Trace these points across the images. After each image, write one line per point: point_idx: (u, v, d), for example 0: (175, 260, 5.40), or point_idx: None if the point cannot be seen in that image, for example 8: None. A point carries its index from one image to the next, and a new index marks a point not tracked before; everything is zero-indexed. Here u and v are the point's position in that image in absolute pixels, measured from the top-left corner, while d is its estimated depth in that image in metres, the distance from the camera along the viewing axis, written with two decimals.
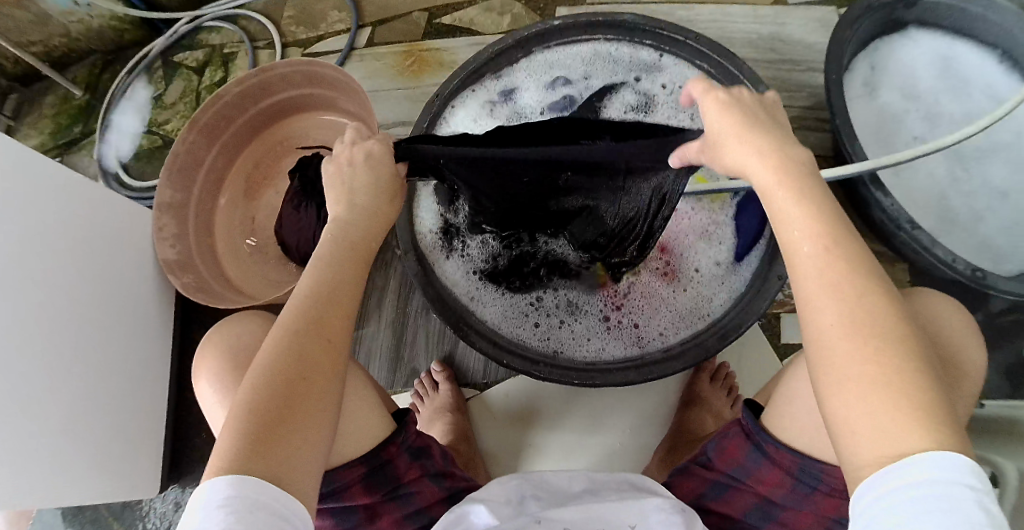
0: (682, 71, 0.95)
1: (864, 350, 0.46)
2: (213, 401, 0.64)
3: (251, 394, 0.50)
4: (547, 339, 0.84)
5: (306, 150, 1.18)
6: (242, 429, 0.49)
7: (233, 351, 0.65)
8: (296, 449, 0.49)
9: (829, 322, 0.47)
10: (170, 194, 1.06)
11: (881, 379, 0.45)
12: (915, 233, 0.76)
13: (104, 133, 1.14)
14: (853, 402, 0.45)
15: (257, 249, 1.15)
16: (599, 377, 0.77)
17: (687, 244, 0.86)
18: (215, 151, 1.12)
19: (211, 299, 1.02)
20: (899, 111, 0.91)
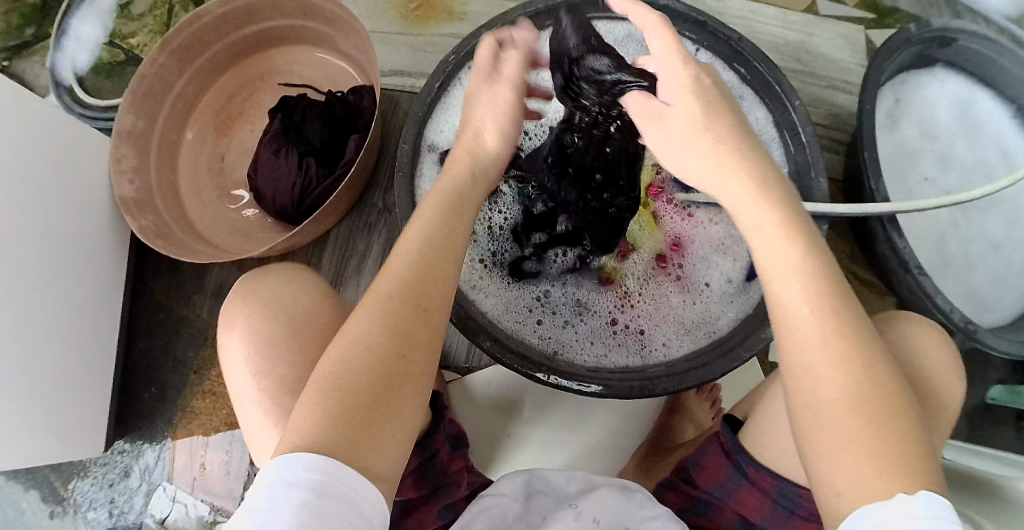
0: (718, 69, 0.89)
1: (843, 391, 0.47)
2: (241, 352, 0.64)
3: (346, 367, 0.49)
4: (549, 338, 0.81)
5: (290, 88, 1.06)
6: (325, 404, 0.47)
7: (270, 308, 0.65)
8: (381, 433, 0.48)
9: (820, 364, 0.48)
10: (132, 120, 0.94)
11: (865, 425, 0.47)
12: (922, 279, 0.78)
13: (58, 39, 1.00)
14: (841, 442, 0.47)
15: (223, 192, 1.03)
16: (596, 385, 0.74)
17: (698, 255, 0.85)
18: (187, 77, 1.00)
19: (172, 246, 0.91)
20: (915, 148, 0.91)
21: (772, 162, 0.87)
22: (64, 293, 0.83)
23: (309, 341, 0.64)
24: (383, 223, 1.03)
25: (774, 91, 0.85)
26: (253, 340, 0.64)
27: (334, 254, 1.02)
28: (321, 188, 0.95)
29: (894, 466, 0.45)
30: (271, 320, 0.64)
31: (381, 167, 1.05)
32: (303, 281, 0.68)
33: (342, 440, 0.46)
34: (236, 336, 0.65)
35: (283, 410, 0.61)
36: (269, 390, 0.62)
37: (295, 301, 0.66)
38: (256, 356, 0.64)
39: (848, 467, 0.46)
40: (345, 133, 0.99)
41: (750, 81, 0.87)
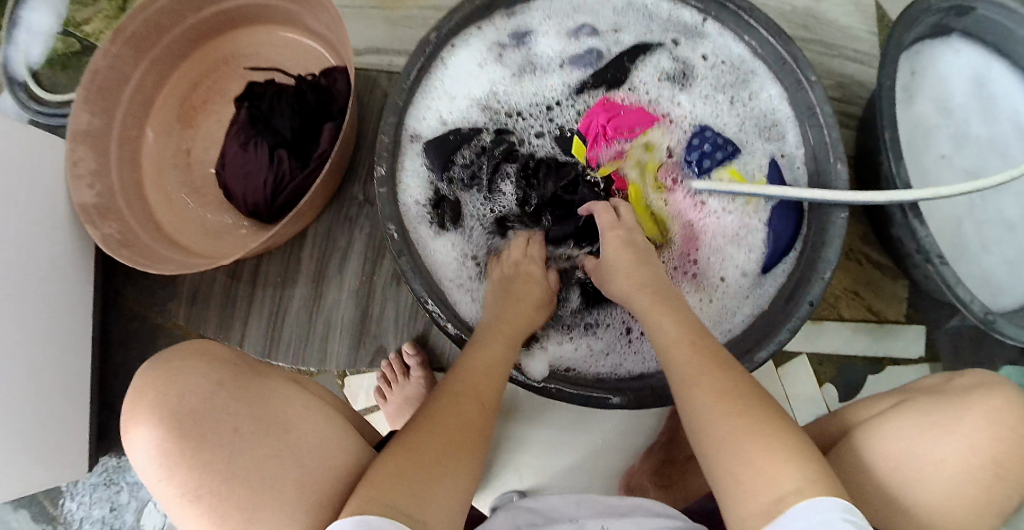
0: (727, 41, 0.84)
1: (732, 419, 0.55)
2: (151, 462, 0.56)
3: (410, 444, 0.57)
4: (558, 346, 0.78)
5: (257, 73, 0.97)
6: (385, 473, 0.54)
7: (170, 408, 0.57)
8: (428, 497, 0.53)
9: (699, 386, 0.58)
10: (87, 119, 0.86)
11: (758, 436, 0.53)
12: (943, 268, 0.73)
13: (9, 31, 0.95)
14: (725, 447, 0.54)
15: (191, 190, 0.95)
16: (612, 395, 0.70)
17: (712, 249, 0.81)
18: (145, 67, 0.92)
19: (138, 255, 0.84)
20: (929, 125, 0.85)
21: (784, 143, 0.82)
22: (24, 315, 0.78)
23: (226, 425, 0.57)
24: (365, 211, 0.91)
25: (788, 68, 0.78)
26: (165, 443, 0.56)
27: (313, 251, 0.91)
28: (296, 182, 0.86)
29: (785, 459, 0.52)
30: (176, 419, 0.56)
31: (360, 155, 0.93)
32: (204, 360, 0.61)
33: (406, 496, 0.52)
34: (139, 443, 0.57)
35: (209, 509, 0.55)
36: (204, 489, 0.55)
37: (197, 386, 0.58)
38: (171, 462, 0.56)
39: (735, 470, 0.53)
40: (318, 121, 0.89)
41: (761, 55, 0.81)
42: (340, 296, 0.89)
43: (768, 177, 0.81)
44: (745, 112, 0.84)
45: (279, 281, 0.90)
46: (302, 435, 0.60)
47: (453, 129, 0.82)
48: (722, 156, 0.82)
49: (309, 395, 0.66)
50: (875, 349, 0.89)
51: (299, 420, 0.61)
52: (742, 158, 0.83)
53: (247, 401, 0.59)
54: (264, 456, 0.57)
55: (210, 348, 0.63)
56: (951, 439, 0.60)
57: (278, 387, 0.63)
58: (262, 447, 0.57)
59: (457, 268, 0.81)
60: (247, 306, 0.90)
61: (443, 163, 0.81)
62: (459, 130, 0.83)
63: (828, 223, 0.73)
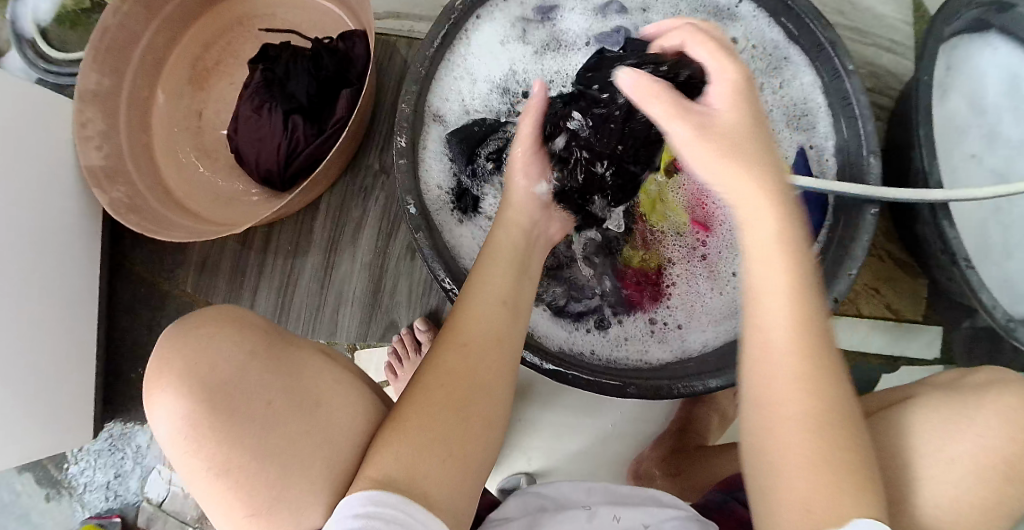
0: (761, 25, 0.82)
1: (802, 403, 0.50)
2: (179, 432, 0.57)
3: (423, 416, 0.56)
4: (577, 335, 0.77)
5: (272, 36, 0.94)
6: (396, 452, 0.54)
7: (202, 379, 0.57)
8: (438, 476, 0.55)
9: (777, 378, 0.51)
10: (96, 79, 0.83)
11: (817, 458, 0.49)
12: (970, 272, 0.73)
13: None
14: (788, 467, 0.49)
15: (201, 154, 0.92)
16: (631, 384, 0.68)
17: (724, 248, 0.80)
18: (156, 27, 0.88)
19: (147, 220, 0.82)
20: (961, 122, 0.84)
21: (814, 132, 0.80)
22: (28, 279, 0.76)
23: (258, 397, 0.58)
24: (379, 186, 0.89)
25: (826, 54, 0.75)
26: (197, 413, 0.57)
27: (326, 220, 0.88)
28: (310, 150, 0.83)
29: (845, 502, 0.47)
30: (207, 389, 0.57)
31: (377, 125, 0.90)
32: (236, 330, 0.61)
33: (400, 467, 0.54)
34: (165, 412, 0.57)
35: (245, 474, 0.57)
36: (235, 463, 0.57)
37: (228, 358, 0.59)
38: (202, 434, 0.57)
39: (784, 487, 0.49)
40: (335, 88, 0.85)
41: (797, 40, 0.79)
42: (353, 268, 0.87)
43: (793, 166, 0.80)
44: (775, 101, 0.82)
45: (292, 249, 0.88)
46: (331, 411, 0.62)
47: (476, 121, 0.81)
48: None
49: (336, 367, 0.67)
50: (894, 348, 0.89)
51: (329, 395, 0.63)
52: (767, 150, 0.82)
53: (280, 376, 0.60)
54: (295, 430, 0.59)
55: (237, 318, 0.63)
56: (965, 434, 0.55)
57: (307, 359, 0.64)
58: (296, 420, 0.59)
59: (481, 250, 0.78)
60: (259, 275, 0.88)
61: (467, 149, 0.80)
62: (485, 121, 0.81)
63: (858, 216, 0.72)
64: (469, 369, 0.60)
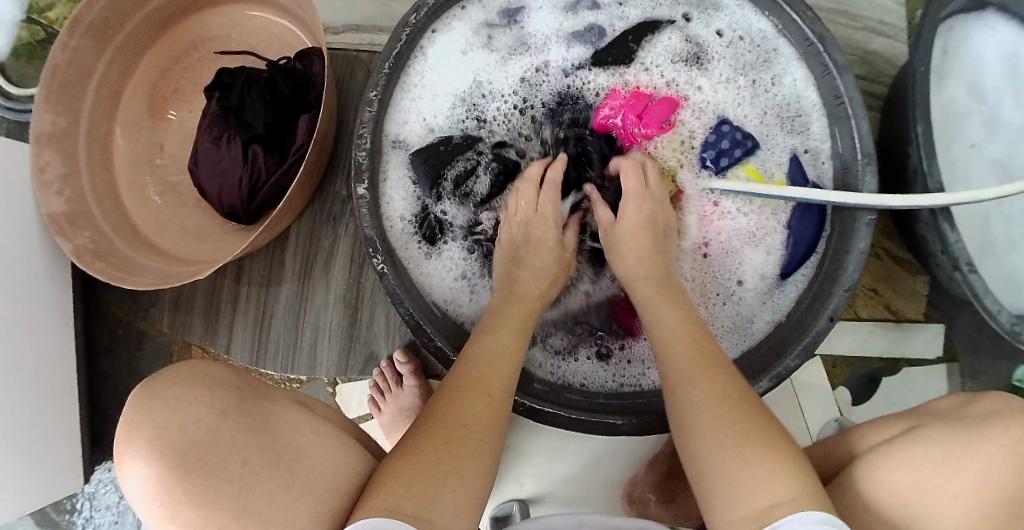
0: (747, 16, 0.76)
1: (709, 391, 0.53)
2: (148, 501, 0.47)
3: (415, 445, 0.52)
4: (568, 368, 0.72)
5: (230, 57, 0.90)
6: (399, 483, 0.49)
7: (171, 442, 0.48)
8: (450, 503, 0.49)
9: (678, 377, 0.56)
10: (51, 120, 0.80)
11: (733, 426, 0.51)
12: (971, 276, 0.69)
13: None
14: (704, 431, 0.52)
15: (167, 187, 0.89)
16: (619, 418, 0.65)
17: (726, 253, 0.75)
18: (108, 59, 0.85)
19: (114, 266, 0.80)
20: (959, 110, 0.79)
21: (809, 132, 0.74)
22: None
23: (234, 457, 0.49)
24: (346, 214, 0.86)
25: (815, 50, 0.70)
26: (167, 480, 0.47)
27: (298, 251, 0.86)
28: (271, 181, 0.79)
29: (772, 468, 0.47)
30: (177, 452, 0.48)
31: (341, 149, 0.86)
32: (207, 384, 0.52)
33: (410, 497, 0.48)
34: (133, 479, 0.48)
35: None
36: (212, 527, 0.47)
37: (198, 417, 0.49)
38: (173, 499, 0.47)
39: (708, 461, 0.50)
40: (296, 114, 0.82)
41: (784, 32, 0.74)
42: (327, 299, 0.85)
43: (788, 176, 0.75)
44: (770, 102, 0.76)
45: (264, 282, 0.86)
46: (314, 464, 0.52)
47: (443, 138, 0.77)
48: (741, 153, 0.75)
49: (316, 417, 0.57)
50: (894, 350, 0.85)
51: (312, 448, 0.53)
52: (761, 154, 0.76)
53: (257, 431, 0.51)
54: (275, 491, 0.49)
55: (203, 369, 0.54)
56: (966, 470, 0.52)
57: (284, 411, 0.54)
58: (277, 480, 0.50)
59: (453, 279, 0.75)
60: (233, 310, 0.86)
61: (429, 175, 0.75)
62: (451, 139, 0.77)
63: (851, 226, 0.67)
64: (483, 407, 0.56)
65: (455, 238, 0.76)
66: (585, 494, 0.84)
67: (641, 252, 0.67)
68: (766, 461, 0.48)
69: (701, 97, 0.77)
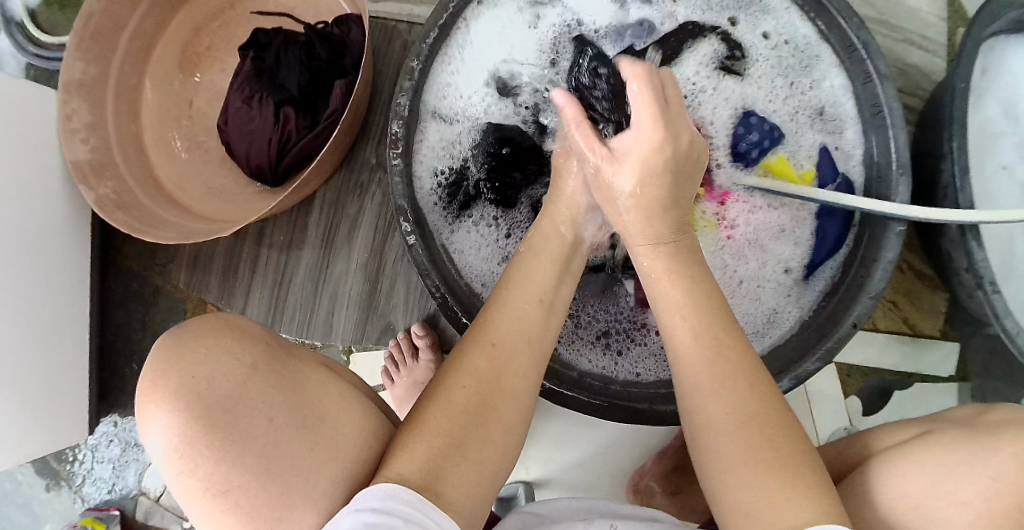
0: (794, 22, 0.75)
1: (731, 419, 0.50)
2: (169, 450, 0.47)
3: (450, 415, 0.50)
4: (589, 355, 0.70)
5: (265, 18, 0.89)
6: (422, 449, 0.48)
7: (197, 394, 0.47)
8: (463, 478, 0.48)
9: (712, 409, 0.51)
10: (82, 68, 0.80)
11: (754, 465, 0.47)
12: (993, 296, 0.69)
13: None
14: (723, 470, 0.49)
15: (193, 144, 0.88)
16: (643, 404, 0.65)
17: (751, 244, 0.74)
18: (143, 11, 0.84)
19: (136, 219, 0.79)
20: (993, 130, 0.79)
21: (842, 139, 0.74)
22: (13, 280, 0.75)
23: (261, 415, 0.48)
24: (372, 182, 0.85)
25: (859, 57, 0.70)
26: (188, 429, 0.47)
27: (321, 220, 0.85)
28: (300, 145, 0.79)
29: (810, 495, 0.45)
30: (202, 404, 0.47)
31: (374, 118, 0.86)
32: (235, 339, 0.51)
33: (419, 461, 0.47)
34: (155, 427, 0.48)
35: (233, 503, 0.46)
36: (233, 484, 0.46)
37: (228, 370, 0.49)
38: (194, 454, 0.47)
39: (727, 506, 0.48)
40: (331, 79, 0.81)
41: (830, 38, 0.73)
42: (348, 268, 0.84)
43: (818, 165, 0.74)
44: (801, 102, 0.76)
45: (286, 245, 0.86)
46: (338, 429, 0.50)
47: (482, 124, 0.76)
48: (768, 144, 0.75)
49: (346, 383, 0.56)
50: (907, 364, 0.86)
51: (338, 411, 0.51)
52: (789, 144, 0.75)
53: (286, 389, 0.50)
54: (298, 454, 0.48)
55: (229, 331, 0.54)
56: (978, 478, 0.52)
57: (312, 372, 0.53)
58: (302, 442, 0.48)
59: (478, 265, 0.74)
60: (252, 272, 0.86)
61: (490, 151, 0.75)
62: (466, 118, 0.76)
63: (881, 234, 0.67)
64: (499, 371, 0.53)
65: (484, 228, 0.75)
66: (591, 481, 0.84)
67: (642, 208, 0.59)
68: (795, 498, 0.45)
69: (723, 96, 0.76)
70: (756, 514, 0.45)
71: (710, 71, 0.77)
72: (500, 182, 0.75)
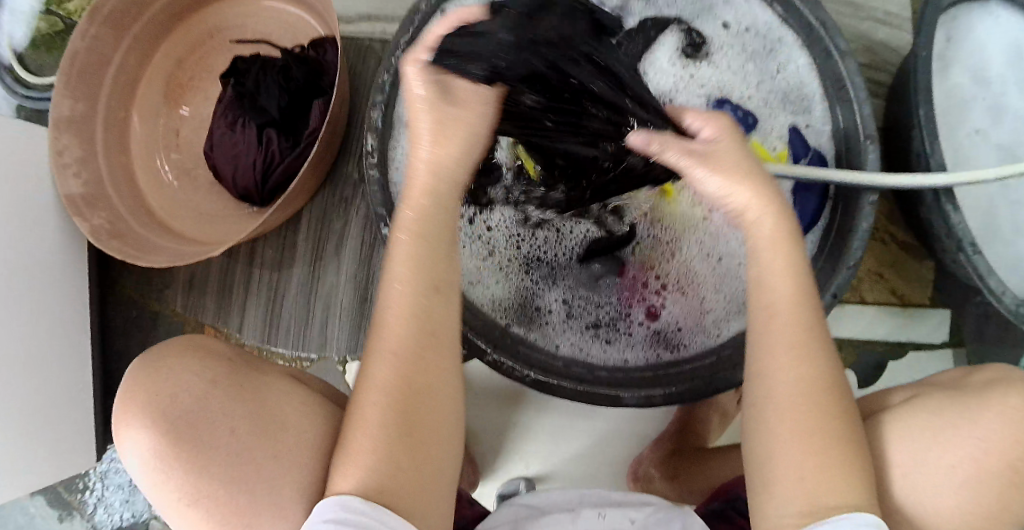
0: (754, 9, 0.77)
1: (807, 413, 0.50)
2: (142, 465, 0.49)
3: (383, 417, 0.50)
4: (576, 342, 0.72)
5: (243, 45, 0.91)
6: (373, 455, 0.49)
7: (162, 409, 0.49)
8: (421, 482, 0.50)
9: (788, 392, 0.51)
10: (71, 104, 0.82)
11: (822, 449, 0.49)
12: (975, 256, 0.70)
13: None
14: (792, 447, 0.49)
15: (182, 172, 0.91)
16: (624, 391, 0.66)
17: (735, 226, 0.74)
18: (127, 46, 0.87)
19: (129, 246, 0.82)
20: (962, 97, 0.80)
21: (812, 117, 0.75)
22: (14, 313, 0.77)
23: (222, 425, 0.50)
24: (357, 192, 0.87)
25: (817, 36, 0.72)
26: (158, 443, 0.48)
27: (309, 235, 0.87)
28: (282, 165, 0.82)
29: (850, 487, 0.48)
30: (167, 419, 0.49)
31: (354, 135, 0.88)
32: (200, 355, 0.53)
33: (401, 451, 0.49)
34: (129, 443, 0.49)
35: (207, 511, 0.48)
36: (203, 493, 0.48)
37: (189, 385, 0.50)
38: (165, 465, 0.48)
39: (788, 474, 0.49)
40: (308, 99, 0.84)
41: (789, 22, 0.74)
42: (339, 279, 0.86)
43: (789, 144, 0.76)
44: (774, 86, 0.77)
45: (277, 262, 0.87)
46: (300, 432, 0.52)
47: None
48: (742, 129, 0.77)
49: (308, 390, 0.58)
50: (899, 335, 0.86)
51: (300, 419, 0.53)
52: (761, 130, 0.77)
53: (244, 400, 0.51)
54: (260, 460, 0.49)
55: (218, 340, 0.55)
56: (965, 440, 0.53)
57: (273, 383, 0.55)
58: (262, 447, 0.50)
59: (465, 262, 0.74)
60: (245, 291, 0.88)
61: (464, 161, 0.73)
62: None
63: (856, 203, 0.68)
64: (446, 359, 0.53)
65: (465, 229, 0.74)
66: (592, 474, 0.85)
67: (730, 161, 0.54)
68: (839, 477, 0.48)
69: (693, 84, 0.78)
70: (817, 486, 0.48)
71: (676, 62, 0.78)
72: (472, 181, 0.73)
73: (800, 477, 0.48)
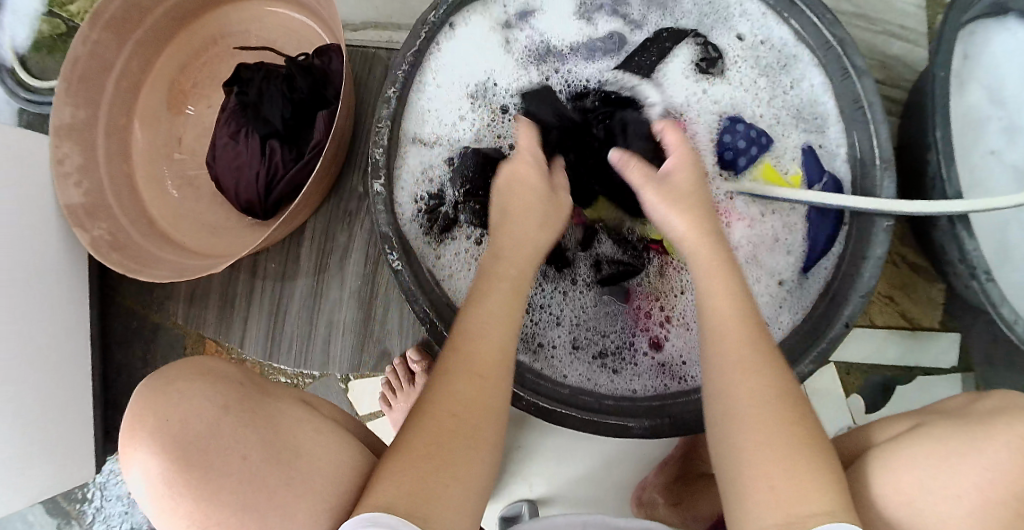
0: (768, 23, 0.76)
1: (756, 407, 0.51)
2: (152, 492, 0.48)
3: (417, 443, 0.50)
4: (583, 372, 0.71)
5: (247, 52, 0.90)
6: (402, 474, 0.49)
7: (172, 435, 0.48)
8: (449, 505, 0.48)
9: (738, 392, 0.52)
10: (71, 112, 0.81)
11: (785, 444, 0.49)
12: (988, 285, 0.69)
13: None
14: (752, 444, 0.50)
15: (183, 181, 0.90)
16: (632, 420, 0.65)
17: (748, 258, 0.73)
18: (128, 51, 0.85)
19: (130, 258, 0.81)
20: (979, 116, 0.78)
21: (825, 136, 0.74)
22: (13, 325, 0.76)
23: (234, 453, 0.49)
24: (361, 208, 0.86)
25: (834, 53, 0.70)
26: (167, 470, 0.47)
27: (313, 247, 0.86)
28: (285, 177, 0.80)
29: (818, 487, 0.47)
30: (179, 445, 0.48)
31: (359, 146, 0.87)
32: (210, 381, 0.52)
33: (409, 482, 0.48)
34: (137, 469, 0.48)
35: None
36: (213, 520, 0.47)
37: (200, 412, 0.49)
38: (174, 494, 0.47)
39: (750, 476, 0.49)
40: (313, 110, 0.82)
41: (804, 39, 0.73)
42: (342, 295, 0.85)
43: (804, 168, 0.74)
44: (784, 102, 0.76)
45: (279, 274, 0.86)
46: (314, 460, 0.51)
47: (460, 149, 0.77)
48: (756, 151, 0.74)
49: (319, 417, 0.57)
50: (908, 358, 0.85)
51: (313, 446, 0.53)
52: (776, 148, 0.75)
53: (258, 427, 0.51)
54: (275, 487, 0.49)
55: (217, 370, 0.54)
56: (974, 471, 0.51)
57: (287, 411, 0.54)
58: (276, 474, 0.49)
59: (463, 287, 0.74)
60: (247, 304, 0.86)
61: (468, 178, 0.76)
62: (452, 145, 0.77)
63: (869, 230, 0.67)
64: (482, 393, 0.53)
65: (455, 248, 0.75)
66: (596, 495, 0.84)
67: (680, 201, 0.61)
68: (809, 479, 0.47)
69: (705, 100, 0.77)
70: (783, 487, 0.47)
71: (689, 76, 0.77)
72: (476, 202, 0.76)
73: (765, 479, 0.48)
